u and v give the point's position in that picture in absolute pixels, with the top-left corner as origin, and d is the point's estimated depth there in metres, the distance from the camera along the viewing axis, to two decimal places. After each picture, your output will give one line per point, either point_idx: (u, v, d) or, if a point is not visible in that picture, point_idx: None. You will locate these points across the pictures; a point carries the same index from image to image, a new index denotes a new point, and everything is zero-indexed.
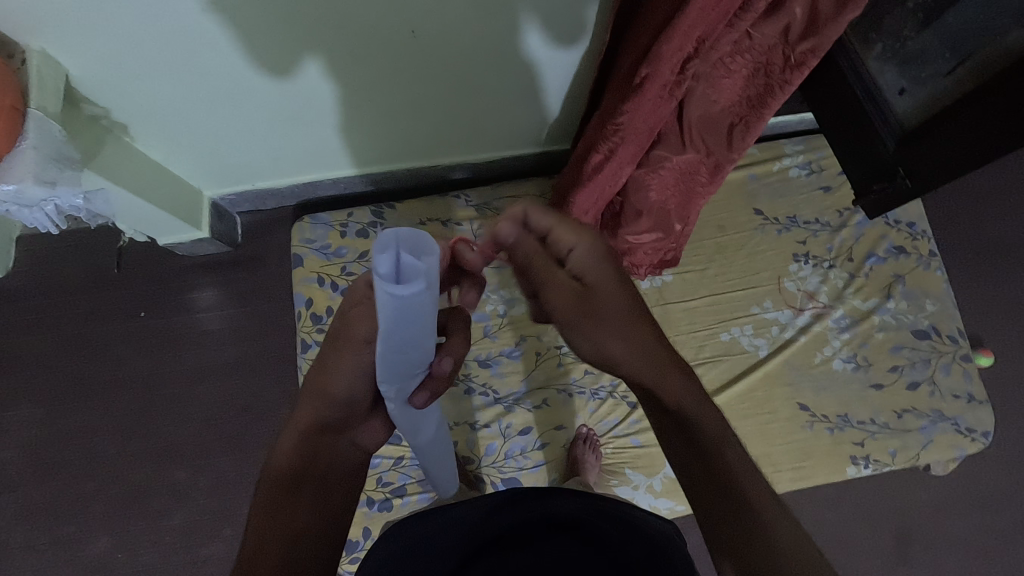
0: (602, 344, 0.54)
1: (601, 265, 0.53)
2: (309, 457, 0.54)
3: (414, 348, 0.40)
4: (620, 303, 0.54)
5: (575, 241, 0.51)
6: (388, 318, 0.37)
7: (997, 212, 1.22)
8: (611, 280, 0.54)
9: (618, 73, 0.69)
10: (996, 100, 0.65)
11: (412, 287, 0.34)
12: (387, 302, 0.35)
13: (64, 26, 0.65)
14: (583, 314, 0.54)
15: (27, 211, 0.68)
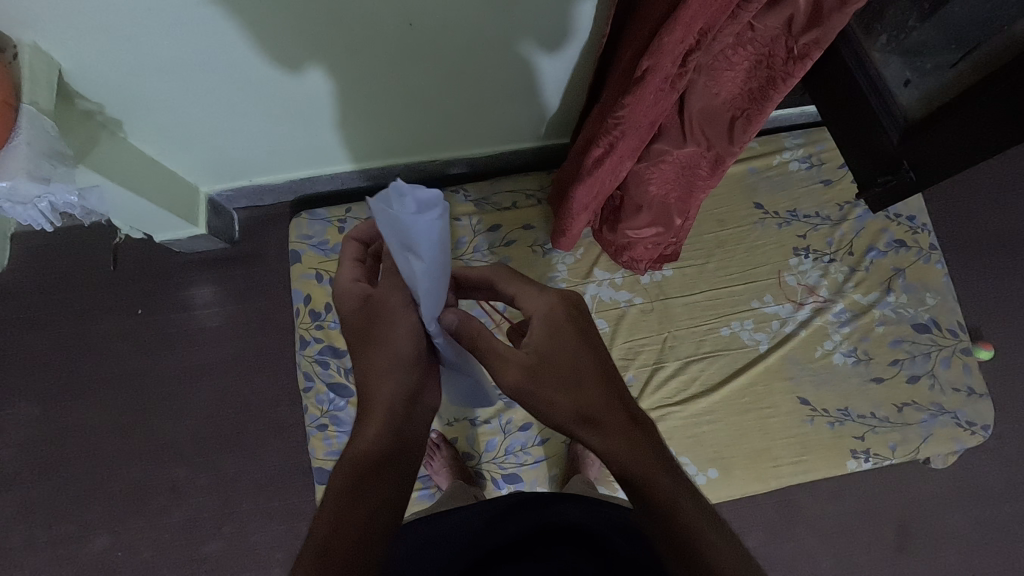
0: (557, 400, 0.49)
1: (561, 329, 0.51)
2: (397, 410, 0.50)
3: (419, 278, 0.45)
4: (578, 369, 0.50)
5: (537, 303, 0.53)
6: (393, 242, 0.43)
7: (998, 205, 1.21)
8: (570, 342, 0.51)
9: (618, 66, 0.69)
10: (999, 95, 0.64)
11: (412, 216, 0.40)
12: (389, 229, 0.42)
13: (56, 20, 0.64)
14: (541, 367, 0.50)
15: (21, 207, 0.67)
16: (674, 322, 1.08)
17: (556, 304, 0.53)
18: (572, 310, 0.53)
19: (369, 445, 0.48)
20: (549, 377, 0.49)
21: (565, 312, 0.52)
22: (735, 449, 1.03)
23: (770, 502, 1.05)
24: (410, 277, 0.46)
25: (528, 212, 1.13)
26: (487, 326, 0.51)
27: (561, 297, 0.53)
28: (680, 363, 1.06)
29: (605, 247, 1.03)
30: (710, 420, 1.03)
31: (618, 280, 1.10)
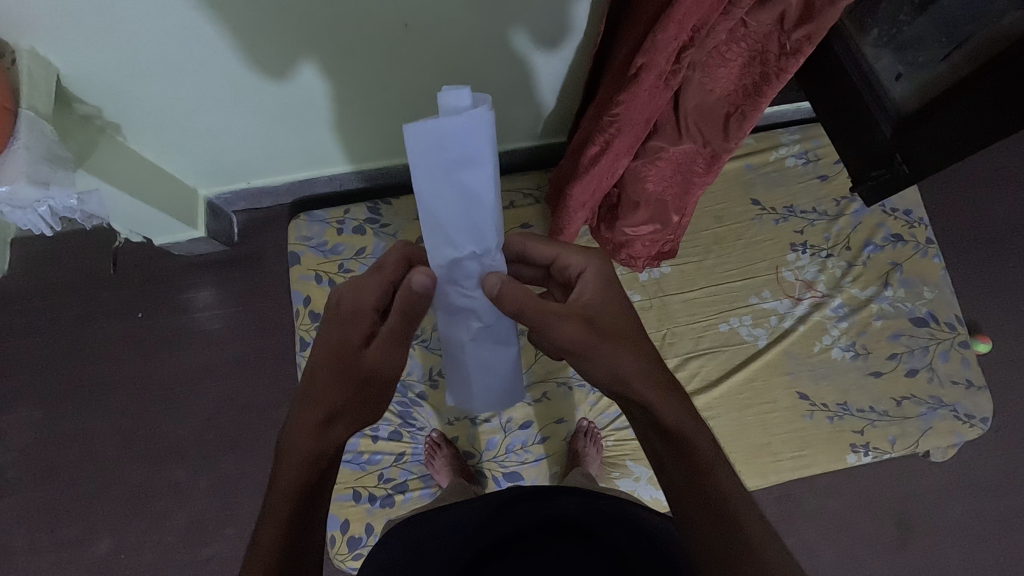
0: (620, 356, 0.52)
1: (609, 289, 0.55)
2: (327, 457, 0.51)
3: (473, 194, 0.48)
4: (625, 324, 0.54)
5: (584, 260, 0.56)
6: (437, 165, 0.46)
7: (993, 197, 1.22)
8: (619, 298, 0.56)
9: (613, 64, 0.69)
10: (993, 86, 0.64)
11: (457, 116, 0.44)
12: (432, 148, 0.45)
13: (53, 25, 0.64)
14: (600, 321, 0.53)
15: (20, 211, 0.67)
16: (672, 319, 1.08)
17: (603, 263, 0.57)
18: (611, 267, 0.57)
19: (289, 498, 0.48)
20: (609, 335, 0.53)
21: (610, 269, 0.57)
22: (735, 445, 1.03)
23: (770, 497, 1.05)
24: (464, 198, 0.48)
25: (526, 211, 1.14)
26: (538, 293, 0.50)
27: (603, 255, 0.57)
28: (679, 359, 1.06)
29: (602, 245, 1.03)
30: (709, 416, 1.04)
31: (616, 278, 1.10)
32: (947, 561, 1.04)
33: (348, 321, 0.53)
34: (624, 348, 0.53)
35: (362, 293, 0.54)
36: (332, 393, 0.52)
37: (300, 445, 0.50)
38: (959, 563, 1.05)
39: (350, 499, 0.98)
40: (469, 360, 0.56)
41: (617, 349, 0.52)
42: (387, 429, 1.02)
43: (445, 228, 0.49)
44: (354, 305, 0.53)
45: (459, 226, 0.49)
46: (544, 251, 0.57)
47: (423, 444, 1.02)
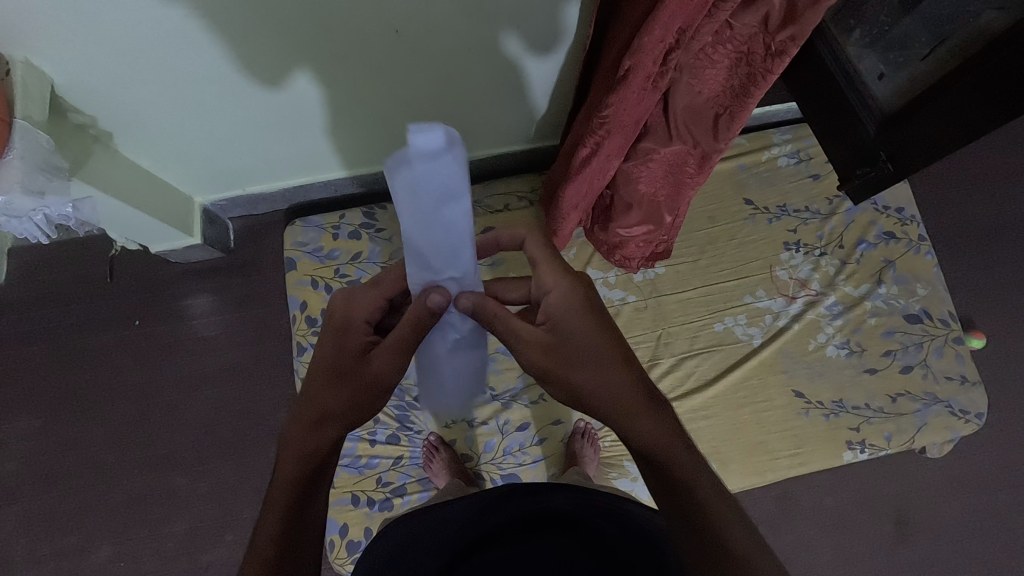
0: (579, 379, 0.54)
1: (574, 310, 0.55)
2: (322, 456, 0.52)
3: (454, 226, 0.48)
4: (589, 342, 0.54)
5: (552, 280, 0.56)
6: (418, 205, 0.46)
7: (984, 194, 1.23)
8: (584, 318, 0.55)
9: (602, 67, 0.70)
10: (971, 83, 0.65)
11: (430, 160, 0.44)
12: (411, 188, 0.45)
13: (47, 36, 0.65)
14: (561, 344, 0.55)
15: (15, 220, 0.68)
16: (668, 319, 1.09)
17: (573, 283, 0.56)
18: (582, 285, 0.57)
19: (285, 499, 0.49)
20: (565, 359, 0.54)
21: (581, 286, 0.56)
22: (732, 444, 1.03)
23: (768, 496, 1.06)
24: (443, 230, 0.49)
25: (520, 214, 1.14)
26: (500, 310, 0.53)
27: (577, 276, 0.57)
28: (675, 359, 1.06)
29: (597, 247, 1.04)
30: (706, 415, 1.04)
31: (611, 279, 1.11)
32: (945, 557, 1.05)
33: (342, 333, 0.55)
34: (581, 366, 0.54)
35: (354, 306, 0.55)
36: (325, 396, 0.53)
37: (297, 442, 0.52)
38: (957, 558, 1.05)
39: (349, 504, 0.98)
40: (444, 366, 0.61)
41: (573, 368, 0.54)
42: (385, 433, 1.02)
43: (429, 254, 0.51)
44: (348, 320, 0.55)
45: (441, 251, 0.51)
46: None
47: (421, 447, 1.02)
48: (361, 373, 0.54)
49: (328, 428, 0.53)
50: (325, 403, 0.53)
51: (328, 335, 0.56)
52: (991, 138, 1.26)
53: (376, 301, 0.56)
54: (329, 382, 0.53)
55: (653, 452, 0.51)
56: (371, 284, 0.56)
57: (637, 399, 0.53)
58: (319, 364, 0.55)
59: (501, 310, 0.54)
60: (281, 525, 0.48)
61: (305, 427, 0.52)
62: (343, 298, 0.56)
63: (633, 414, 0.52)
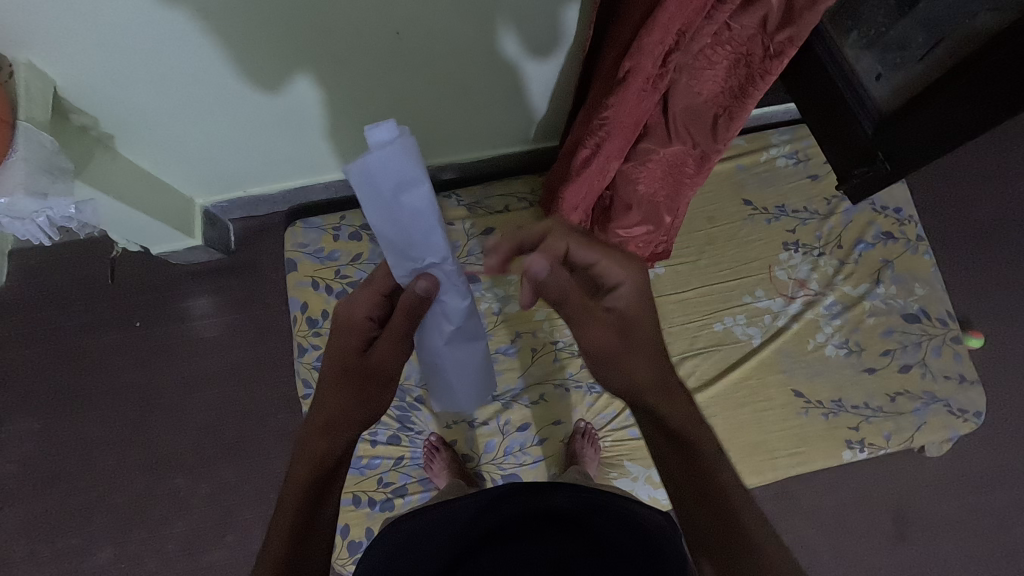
0: (636, 367, 0.59)
1: (642, 303, 0.60)
2: (334, 457, 0.56)
3: (420, 210, 0.48)
4: (647, 338, 0.60)
5: (625, 275, 0.59)
6: (379, 195, 0.47)
7: (981, 194, 1.23)
8: (648, 312, 0.61)
9: (602, 68, 0.70)
10: (968, 82, 0.65)
11: (382, 151, 0.45)
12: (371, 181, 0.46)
13: (51, 38, 0.65)
14: (626, 331, 0.60)
15: (18, 222, 0.68)
16: (668, 319, 1.09)
17: (640, 277, 0.60)
18: (647, 280, 0.61)
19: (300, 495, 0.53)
20: (628, 341, 0.59)
21: (646, 284, 0.60)
22: (732, 443, 1.04)
23: (768, 495, 1.06)
24: (411, 214, 0.48)
25: (520, 215, 1.15)
26: (571, 287, 0.57)
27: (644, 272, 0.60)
28: (674, 359, 1.07)
29: None
30: (705, 415, 1.04)
31: None
32: (945, 556, 1.05)
33: (345, 330, 0.57)
34: (644, 353, 0.60)
35: (353, 303, 0.56)
36: (334, 397, 0.57)
37: (313, 441, 0.56)
38: (957, 557, 1.05)
39: (351, 504, 0.98)
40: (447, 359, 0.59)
41: (633, 355, 0.59)
42: (386, 433, 1.02)
43: (405, 245, 0.50)
44: (350, 317, 0.56)
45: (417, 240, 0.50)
46: (586, 256, 0.58)
47: (421, 447, 1.02)
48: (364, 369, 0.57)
49: (338, 434, 0.56)
50: (335, 410, 0.57)
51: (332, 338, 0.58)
52: (988, 139, 1.27)
53: (374, 298, 0.56)
54: (335, 388, 0.57)
55: (685, 434, 0.57)
56: (366, 283, 0.56)
57: (681, 391, 0.59)
58: (327, 372, 0.58)
59: (573, 293, 0.58)
60: (295, 521, 0.51)
61: (317, 433, 0.56)
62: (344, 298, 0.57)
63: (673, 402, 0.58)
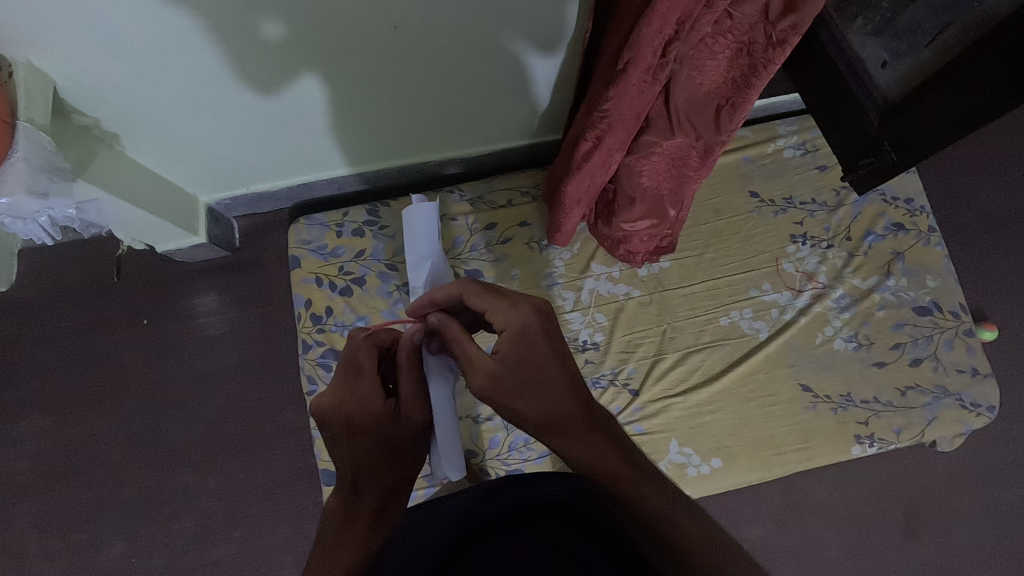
0: (528, 409, 0.54)
1: (532, 339, 0.55)
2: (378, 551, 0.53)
3: (440, 269, 0.67)
4: (542, 376, 0.54)
5: (507, 316, 0.55)
6: (421, 239, 0.66)
7: (994, 184, 1.21)
8: (542, 347, 0.55)
9: (602, 59, 0.69)
10: (979, 70, 0.63)
11: (418, 214, 0.66)
12: (423, 229, 0.66)
13: (50, 37, 0.65)
14: (519, 366, 0.54)
15: (21, 222, 0.69)
16: (673, 313, 1.08)
17: (529, 316, 0.55)
18: (540, 320, 0.56)
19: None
20: (514, 388, 0.54)
21: (534, 321, 0.55)
22: (738, 439, 1.02)
23: (775, 490, 1.05)
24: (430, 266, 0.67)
25: (524, 209, 1.13)
26: (459, 334, 0.57)
27: (528, 310, 0.56)
28: (680, 354, 1.06)
29: (601, 241, 1.03)
30: (711, 410, 1.03)
31: (616, 273, 1.10)
32: (956, 552, 1.04)
33: (365, 425, 0.56)
34: (529, 396, 0.53)
35: (365, 393, 0.57)
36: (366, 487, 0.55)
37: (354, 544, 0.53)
38: (969, 553, 1.04)
39: None
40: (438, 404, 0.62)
41: (521, 400, 0.54)
42: None
43: (416, 274, 0.67)
44: (366, 410, 0.57)
45: (427, 277, 0.67)
46: (477, 301, 0.57)
47: None
48: (394, 439, 0.57)
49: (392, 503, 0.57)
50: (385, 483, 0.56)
51: (348, 435, 0.56)
52: (1001, 126, 1.24)
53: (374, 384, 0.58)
54: (375, 469, 0.56)
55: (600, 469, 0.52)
56: (356, 373, 0.58)
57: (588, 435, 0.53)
58: (358, 460, 0.56)
59: (462, 336, 0.57)
60: None
61: (367, 517, 0.54)
62: (344, 398, 0.56)
63: (581, 441, 0.53)
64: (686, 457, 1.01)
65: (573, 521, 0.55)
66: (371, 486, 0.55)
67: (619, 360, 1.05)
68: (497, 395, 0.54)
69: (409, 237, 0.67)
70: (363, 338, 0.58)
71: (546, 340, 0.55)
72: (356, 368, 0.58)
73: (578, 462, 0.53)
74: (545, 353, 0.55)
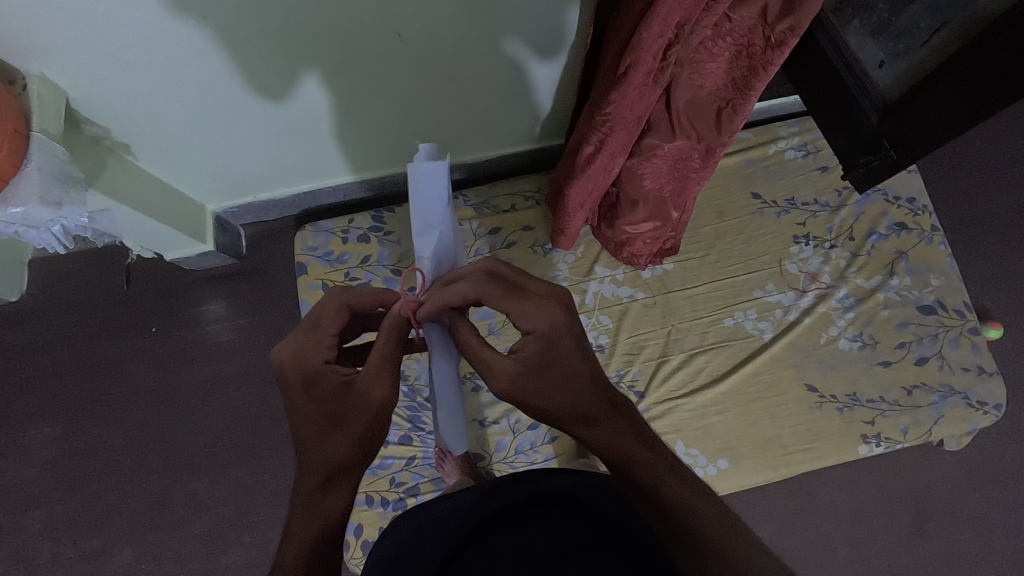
0: (554, 408, 0.52)
1: (562, 338, 0.51)
2: (325, 492, 0.53)
3: (448, 240, 0.57)
4: (565, 373, 0.52)
5: (537, 318, 0.50)
6: (425, 206, 0.55)
7: (996, 183, 1.21)
8: (569, 346, 0.51)
9: (604, 63, 0.70)
10: (975, 66, 0.64)
11: (425, 175, 0.53)
12: (426, 194, 0.54)
13: (61, 51, 0.67)
14: (545, 363, 0.51)
15: (34, 231, 0.70)
16: (677, 315, 1.09)
17: (559, 316, 0.50)
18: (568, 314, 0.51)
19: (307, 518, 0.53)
20: (542, 382, 0.51)
21: (566, 318, 0.51)
22: (744, 440, 1.02)
23: (782, 491, 1.05)
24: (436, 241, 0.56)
25: (528, 214, 1.14)
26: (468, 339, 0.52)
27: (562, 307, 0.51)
28: (684, 356, 1.06)
29: (604, 244, 1.04)
30: (717, 411, 1.03)
31: (620, 276, 1.11)
32: (966, 552, 1.03)
33: (311, 385, 0.50)
34: (553, 391, 0.52)
35: (306, 352, 0.50)
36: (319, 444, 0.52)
37: (309, 478, 0.53)
38: (979, 553, 1.03)
39: (363, 504, 0.97)
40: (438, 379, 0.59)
41: (541, 394, 0.52)
42: (397, 434, 1.01)
43: (422, 243, 0.56)
44: (306, 370, 0.50)
45: (433, 246, 0.56)
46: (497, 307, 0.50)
47: (433, 447, 1.01)
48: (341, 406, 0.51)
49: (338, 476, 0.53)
50: (329, 459, 0.52)
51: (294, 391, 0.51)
52: (1001, 126, 1.25)
53: (323, 344, 0.50)
54: (322, 425, 0.52)
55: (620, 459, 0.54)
56: (310, 330, 0.50)
57: (607, 430, 0.53)
58: (299, 422, 0.52)
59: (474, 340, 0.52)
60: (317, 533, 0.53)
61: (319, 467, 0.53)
62: (291, 343, 0.50)
63: (600, 434, 0.54)
64: (692, 459, 1.01)
65: (584, 515, 0.58)
66: (313, 463, 0.53)
67: (624, 362, 1.05)
68: (518, 394, 0.51)
69: (412, 201, 0.55)
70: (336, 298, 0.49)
71: (574, 338, 0.51)
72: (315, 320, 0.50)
73: (600, 449, 0.54)
74: (569, 352, 0.51)
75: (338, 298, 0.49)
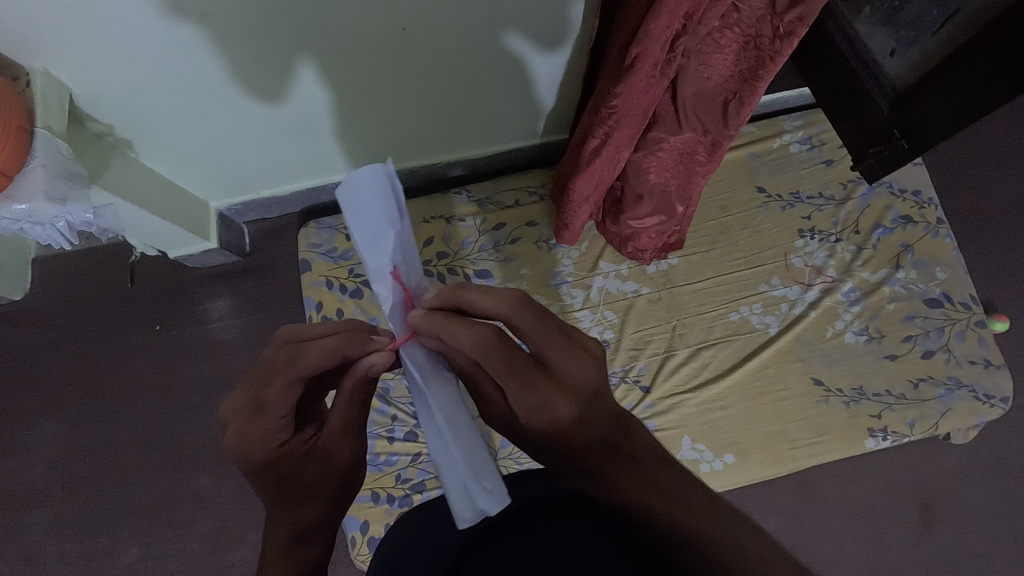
0: (569, 450, 0.51)
1: (568, 395, 0.49)
2: (302, 543, 0.52)
3: (405, 274, 0.43)
4: (574, 424, 0.50)
5: (530, 368, 0.47)
6: (366, 230, 0.40)
7: (1002, 174, 1.20)
8: (575, 404, 0.50)
9: (611, 54, 0.69)
10: (985, 52, 0.63)
11: (360, 191, 0.39)
12: (368, 195, 0.39)
13: (65, 47, 0.66)
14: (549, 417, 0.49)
15: (40, 228, 0.70)
16: (683, 310, 1.08)
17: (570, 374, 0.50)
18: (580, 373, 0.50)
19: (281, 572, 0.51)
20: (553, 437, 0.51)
21: (571, 372, 0.49)
22: (750, 434, 1.02)
23: (789, 486, 1.05)
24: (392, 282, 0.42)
25: (532, 210, 1.14)
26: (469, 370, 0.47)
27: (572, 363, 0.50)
28: (690, 350, 1.06)
29: (609, 240, 1.04)
30: (723, 406, 1.03)
31: (624, 271, 1.10)
32: (974, 545, 1.03)
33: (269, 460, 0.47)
34: (560, 440, 0.51)
35: (252, 425, 0.45)
36: (288, 508, 0.51)
37: (276, 537, 0.52)
38: (986, 547, 1.03)
39: (369, 501, 0.97)
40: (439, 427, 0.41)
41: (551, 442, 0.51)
42: (402, 430, 1.01)
43: (375, 255, 0.41)
44: (261, 446, 0.46)
45: (394, 251, 0.41)
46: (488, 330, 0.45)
47: None
48: (306, 470, 0.50)
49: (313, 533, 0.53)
50: (304, 518, 0.52)
51: (251, 467, 0.48)
52: (1006, 118, 1.24)
53: (274, 425, 0.45)
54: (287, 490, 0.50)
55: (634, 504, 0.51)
56: (255, 410, 0.45)
57: (623, 480, 0.52)
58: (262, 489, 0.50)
59: (469, 371, 0.47)
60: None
61: (291, 527, 0.51)
62: (236, 425, 0.46)
63: (614, 481, 0.52)
64: (699, 454, 1.01)
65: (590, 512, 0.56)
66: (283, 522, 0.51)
67: (630, 357, 1.05)
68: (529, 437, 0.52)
69: (347, 212, 0.39)
70: (284, 370, 0.43)
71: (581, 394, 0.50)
72: (260, 399, 0.45)
73: (614, 495, 0.52)
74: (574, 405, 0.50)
75: (286, 373, 0.43)
